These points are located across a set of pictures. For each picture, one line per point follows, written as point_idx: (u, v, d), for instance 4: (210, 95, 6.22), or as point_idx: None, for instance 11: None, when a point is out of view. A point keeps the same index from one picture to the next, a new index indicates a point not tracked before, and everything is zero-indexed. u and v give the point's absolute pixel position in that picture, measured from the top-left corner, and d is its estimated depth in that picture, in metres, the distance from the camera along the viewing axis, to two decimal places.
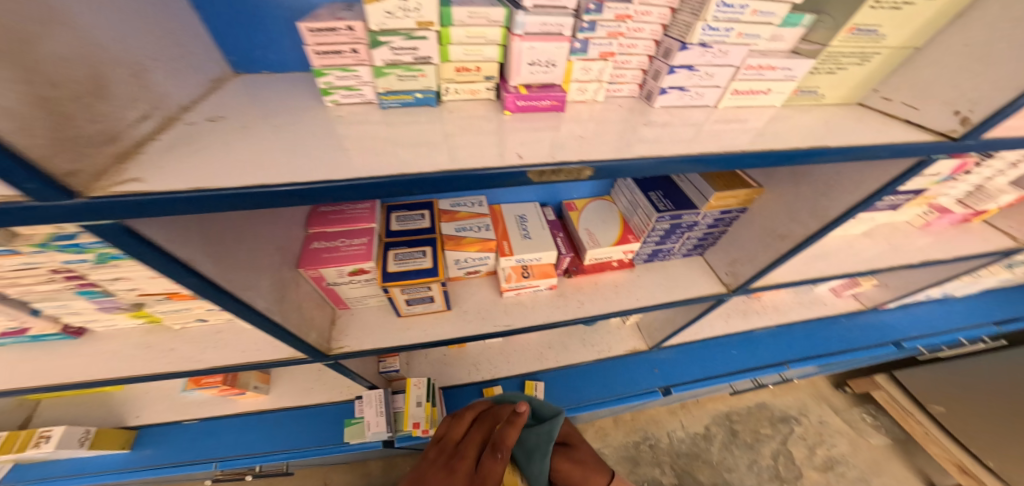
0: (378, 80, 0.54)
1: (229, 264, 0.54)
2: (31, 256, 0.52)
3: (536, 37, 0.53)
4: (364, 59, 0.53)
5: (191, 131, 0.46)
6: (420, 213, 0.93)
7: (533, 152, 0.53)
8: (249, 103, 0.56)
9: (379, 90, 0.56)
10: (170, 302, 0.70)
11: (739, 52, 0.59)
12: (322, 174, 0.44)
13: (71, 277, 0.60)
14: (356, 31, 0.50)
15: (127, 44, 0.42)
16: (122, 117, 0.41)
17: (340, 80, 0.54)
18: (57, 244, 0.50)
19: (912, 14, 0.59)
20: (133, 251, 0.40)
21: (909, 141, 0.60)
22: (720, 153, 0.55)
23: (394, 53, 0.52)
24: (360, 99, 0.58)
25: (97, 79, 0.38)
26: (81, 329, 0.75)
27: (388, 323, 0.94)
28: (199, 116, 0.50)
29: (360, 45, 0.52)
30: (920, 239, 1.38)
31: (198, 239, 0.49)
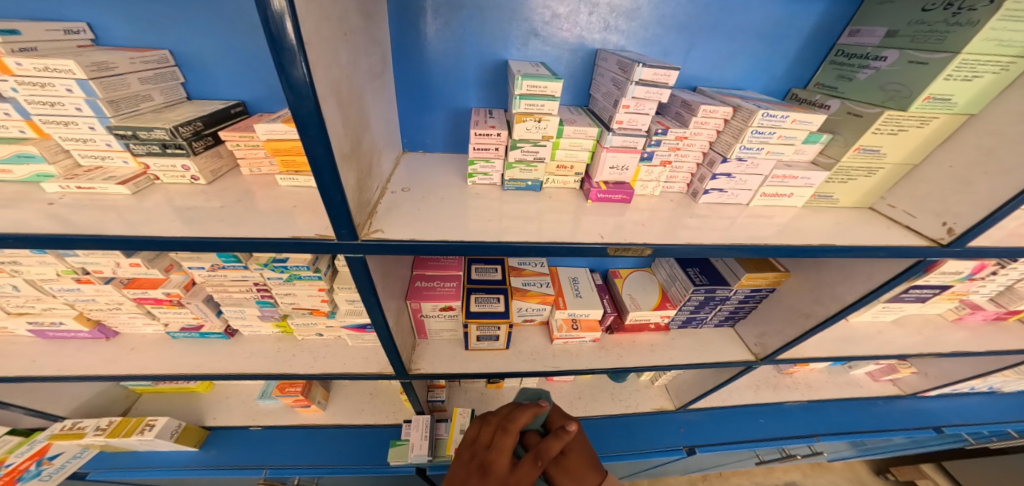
0: (507, 170, 0.79)
1: (385, 289, 0.77)
2: (253, 270, 0.81)
3: (618, 149, 0.75)
4: (500, 154, 0.77)
5: (395, 198, 0.74)
6: (494, 267, 1.13)
7: (610, 234, 0.72)
8: (419, 177, 0.83)
9: (506, 178, 0.80)
10: (309, 316, 0.95)
11: (767, 165, 0.78)
12: (472, 237, 0.67)
13: (260, 289, 0.88)
14: (502, 137, 0.75)
15: (381, 144, 0.76)
16: (373, 193, 0.70)
17: (482, 168, 0.80)
18: (273, 264, 0.80)
19: (907, 140, 0.75)
20: (353, 268, 0.65)
21: (905, 245, 0.75)
22: (752, 244, 0.73)
23: (523, 153, 0.76)
24: (489, 181, 0.82)
25: (372, 166, 0.70)
26: (234, 330, 1.01)
27: (456, 354, 1.10)
28: (396, 187, 0.78)
29: (501, 146, 0.76)
30: (957, 333, 1.45)
31: (378, 272, 0.74)
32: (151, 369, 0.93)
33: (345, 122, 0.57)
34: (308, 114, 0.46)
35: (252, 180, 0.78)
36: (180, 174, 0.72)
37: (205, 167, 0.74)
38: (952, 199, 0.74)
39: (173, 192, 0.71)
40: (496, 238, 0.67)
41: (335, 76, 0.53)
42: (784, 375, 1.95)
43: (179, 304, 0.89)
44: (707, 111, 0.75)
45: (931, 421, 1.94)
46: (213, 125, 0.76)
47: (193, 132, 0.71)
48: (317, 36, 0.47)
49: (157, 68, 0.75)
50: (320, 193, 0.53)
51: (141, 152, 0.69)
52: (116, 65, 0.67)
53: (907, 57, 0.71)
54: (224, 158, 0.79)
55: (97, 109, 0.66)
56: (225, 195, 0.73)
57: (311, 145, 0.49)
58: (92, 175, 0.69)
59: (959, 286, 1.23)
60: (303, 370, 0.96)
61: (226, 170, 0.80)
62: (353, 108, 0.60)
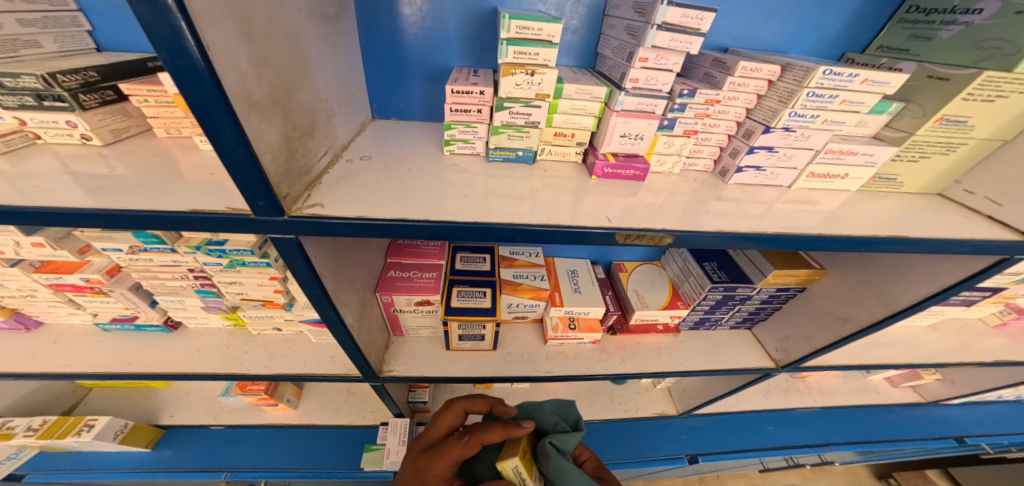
0: (492, 136, 0.63)
1: (337, 278, 0.63)
2: (183, 254, 0.66)
3: (631, 113, 0.60)
4: (484, 118, 0.62)
5: (349, 168, 0.59)
6: (483, 256, 0.98)
7: (619, 217, 0.57)
8: (386, 146, 0.68)
9: (490, 146, 0.64)
10: (262, 308, 0.81)
11: (821, 137, 0.62)
12: (445, 215, 0.52)
13: (198, 276, 0.73)
14: (485, 96, 0.60)
15: (333, 100, 0.60)
16: (316, 159, 0.55)
17: (461, 134, 0.64)
18: (207, 247, 0.65)
19: (1003, 109, 0.59)
20: (283, 256, 0.51)
21: (991, 238, 0.60)
22: (796, 234, 0.58)
23: (512, 116, 0.60)
24: (471, 150, 0.67)
25: (315, 127, 0.54)
26: (177, 323, 0.87)
27: (435, 354, 0.97)
28: (353, 155, 0.63)
29: (485, 107, 0.61)
30: (999, 340, 1.30)
31: (327, 258, 0.59)
32: (71, 367, 0.79)
33: (257, 57, 0.41)
34: (171, 33, 0.31)
35: (172, 143, 0.63)
36: (66, 132, 0.58)
37: (101, 125, 0.58)
38: None
39: (64, 154, 0.57)
40: (474, 217, 0.53)
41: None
42: (795, 380, 1.82)
43: (104, 293, 0.75)
44: (747, 69, 0.59)
45: (954, 431, 1.81)
46: (115, 77, 0.61)
47: (83, 83, 0.57)
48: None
49: (47, 11, 0.60)
50: (218, 152, 0.39)
51: (11, 104, 0.54)
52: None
53: (1014, 6, 0.54)
54: (132, 116, 0.64)
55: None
56: (136, 159, 0.58)
57: (188, 83, 0.34)
58: None
59: (1013, 288, 1.08)
60: (254, 370, 0.83)
61: (136, 132, 0.65)
62: (275, 41, 0.44)
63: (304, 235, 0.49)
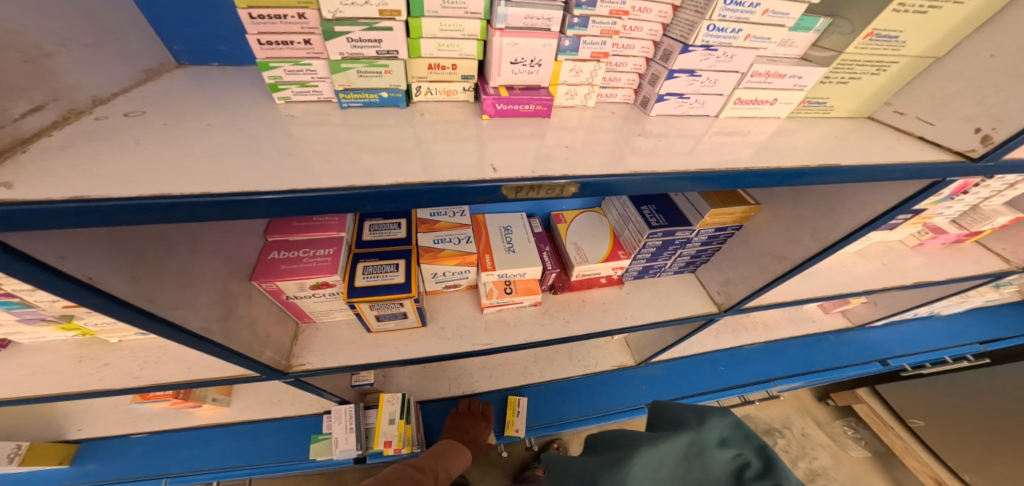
0: (334, 76, 0.48)
1: (149, 278, 0.46)
2: None
3: (518, 31, 0.47)
4: (317, 51, 0.47)
5: (95, 130, 0.39)
6: (397, 222, 0.86)
7: (510, 164, 0.47)
8: (181, 99, 0.49)
9: (336, 88, 0.50)
10: (102, 315, 0.62)
11: (745, 57, 0.54)
12: (268, 178, 0.38)
13: None
14: (308, 20, 0.44)
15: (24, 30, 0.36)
16: (2, 116, 0.34)
17: (290, 76, 0.48)
18: None
19: (936, 21, 0.53)
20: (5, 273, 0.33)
21: (929, 162, 0.55)
22: (723, 170, 0.51)
23: (353, 46, 0.46)
24: (315, 96, 0.52)
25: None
26: (5, 342, 0.69)
27: (356, 339, 0.87)
28: (114, 111, 0.43)
29: (314, 36, 0.45)
30: (912, 259, 1.38)
31: (111, 259, 0.42)
32: None
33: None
34: None
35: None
36: None
37: None
38: (994, 95, 0.54)
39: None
40: (311, 179, 0.40)
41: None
42: (743, 318, 1.83)
43: None
44: None
45: (879, 353, 1.97)
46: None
47: None
48: None
49: None
50: None
51: None
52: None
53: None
54: None
55: None
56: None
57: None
58: None
59: (931, 207, 1.11)
60: (119, 384, 0.68)
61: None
62: None
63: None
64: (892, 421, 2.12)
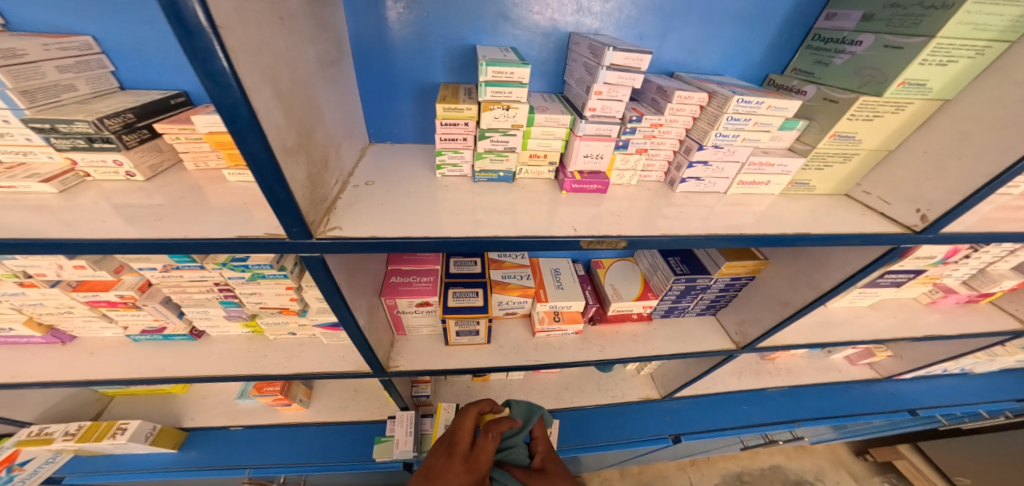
0: (477, 161, 0.75)
1: (350, 287, 0.74)
2: (210, 271, 0.76)
3: (592, 138, 0.73)
4: (469, 145, 0.74)
5: (358, 193, 0.71)
6: (474, 260, 1.11)
7: (581, 226, 0.70)
8: (387, 171, 0.80)
9: (476, 169, 0.77)
10: (279, 315, 0.90)
11: (743, 153, 0.77)
12: (441, 232, 0.64)
13: (222, 290, 0.83)
14: (469, 127, 0.71)
15: (338, 137, 0.71)
16: (330, 187, 0.67)
17: (451, 159, 0.76)
18: (232, 263, 0.75)
19: (883, 125, 0.75)
20: (309, 269, 0.63)
21: (881, 233, 0.75)
22: (727, 234, 0.73)
23: (493, 143, 0.72)
24: (460, 173, 0.79)
25: (328, 160, 0.66)
26: (201, 332, 0.99)
27: (436, 350, 1.09)
28: (359, 181, 0.75)
29: (470, 136, 0.73)
30: (930, 316, 1.48)
31: (342, 272, 0.71)
32: (114, 373, 0.91)
33: (288, 113, 0.52)
34: (234, 105, 0.42)
35: (198, 175, 0.75)
36: (112, 170, 0.69)
37: (141, 162, 0.70)
38: (926, 185, 0.75)
39: (108, 189, 0.68)
40: (463, 232, 0.65)
41: (271, 64, 0.48)
42: (766, 361, 1.97)
43: (136, 307, 0.85)
44: (681, 97, 0.73)
45: (908, 403, 1.99)
46: (147, 117, 0.72)
47: (123, 124, 0.67)
48: (243, 17, 0.42)
49: (79, 56, 0.70)
50: (263, 191, 0.50)
51: (65, 147, 0.65)
52: (26, 52, 0.61)
53: (883, 41, 0.69)
54: (164, 151, 0.75)
55: (8, 100, 0.60)
56: (168, 191, 0.69)
57: (244, 141, 0.45)
58: (12, 172, 0.64)
59: (933, 270, 1.26)
60: (276, 370, 0.94)
61: (168, 164, 0.77)
62: (296, 94, 0.55)
63: (327, 251, 0.60)
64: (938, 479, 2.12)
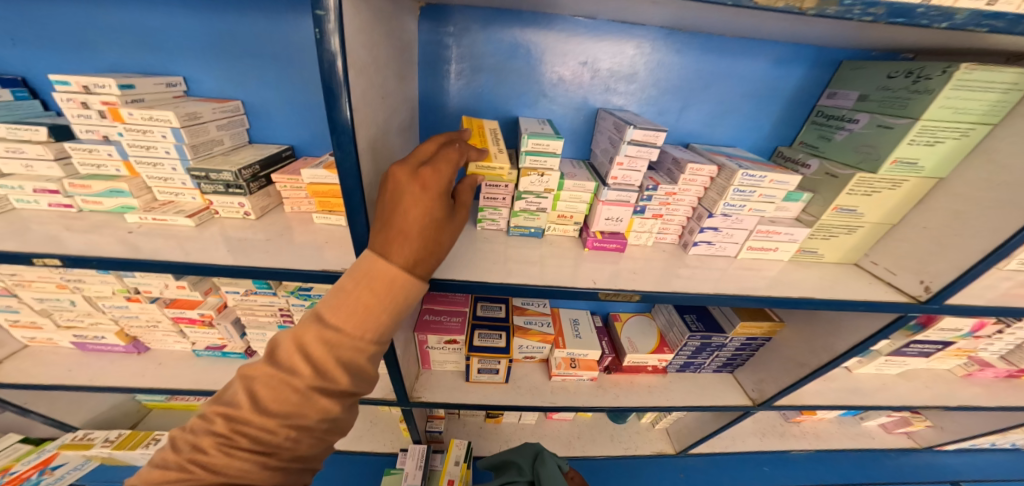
0: (512, 218, 0.86)
1: None
2: (280, 296, 0.90)
3: (613, 203, 0.83)
4: (506, 204, 0.84)
5: None
6: (499, 305, 1.17)
7: (603, 280, 0.78)
8: None
9: (511, 224, 0.87)
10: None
11: (750, 221, 0.84)
12: (480, 279, 0.73)
13: (284, 314, 0.97)
14: (509, 190, 0.81)
15: None
16: None
17: (490, 215, 0.87)
18: (298, 292, 0.89)
19: (882, 200, 0.82)
20: None
21: (886, 300, 0.80)
22: (736, 293, 0.79)
23: (527, 203, 0.83)
24: (495, 226, 0.89)
25: None
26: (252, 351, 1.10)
27: (458, 385, 1.15)
28: None
29: (507, 197, 0.83)
30: (967, 389, 1.42)
31: None
32: (174, 383, 1.03)
33: (378, 172, 0.66)
34: (349, 165, 0.56)
35: (293, 216, 0.92)
36: (235, 209, 0.88)
37: (257, 204, 0.89)
38: (928, 260, 0.80)
39: (228, 225, 0.86)
40: (498, 277, 0.75)
41: (373, 136, 0.62)
42: (791, 423, 1.89)
43: (210, 325, 1.00)
44: (693, 169, 0.82)
45: (950, 475, 1.86)
46: (267, 167, 0.91)
47: (252, 175, 0.86)
48: (365, 103, 0.57)
49: (231, 116, 0.92)
50: (351, 230, 0.63)
51: (209, 190, 0.85)
52: (202, 115, 0.83)
53: (876, 121, 0.78)
54: (272, 196, 0.95)
55: (182, 152, 0.81)
56: (270, 228, 0.85)
57: (347, 190, 0.58)
58: (165, 209, 0.84)
59: (962, 342, 1.24)
60: None
61: (272, 206, 0.95)
62: (385, 156, 0.69)
63: None
64: None
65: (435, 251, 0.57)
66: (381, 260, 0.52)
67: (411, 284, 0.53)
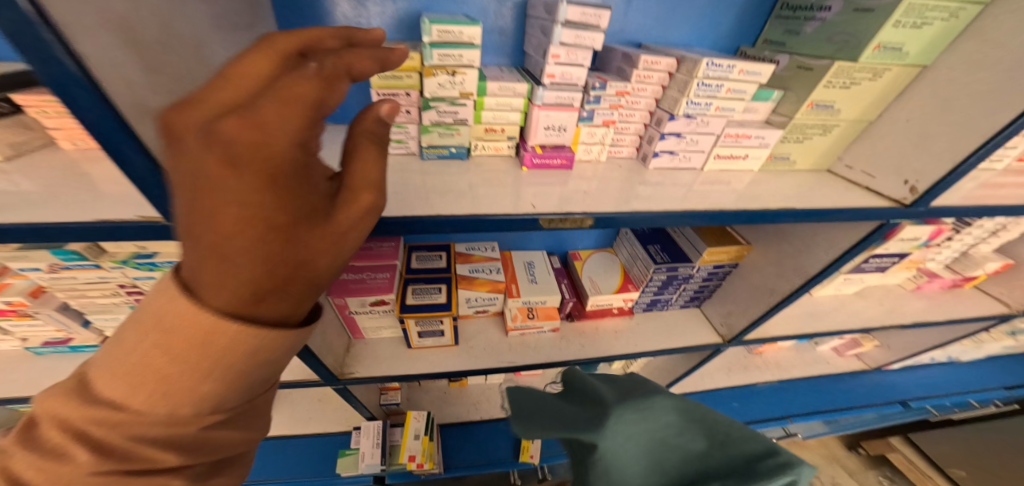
0: (422, 136, 0.67)
1: None
2: (110, 270, 0.65)
3: (552, 107, 0.66)
4: (414, 119, 0.66)
5: None
6: (438, 254, 1.02)
7: (543, 203, 0.62)
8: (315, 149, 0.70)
9: (423, 144, 0.68)
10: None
11: (718, 123, 0.71)
12: (375, 212, 0.55)
13: (132, 291, 0.73)
14: (412, 97, 0.62)
15: None
16: None
17: (393, 135, 0.67)
18: (135, 260, 0.64)
19: (862, 93, 0.70)
20: None
21: (867, 206, 0.70)
22: (702, 210, 0.65)
23: (439, 115, 0.64)
24: (405, 150, 0.70)
25: None
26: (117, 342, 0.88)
27: (398, 353, 1.00)
28: None
29: (413, 108, 0.64)
30: (914, 302, 1.44)
31: None
32: (17, 391, 0.81)
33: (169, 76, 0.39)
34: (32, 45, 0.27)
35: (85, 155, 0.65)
36: None
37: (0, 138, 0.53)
38: (911, 156, 0.70)
39: None
40: (400, 211, 0.57)
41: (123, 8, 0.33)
42: (754, 355, 1.89)
43: (31, 315, 0.77)
44: (647, 62, 0.66)
45: (894, 395, 1.92)
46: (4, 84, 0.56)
47: None
48: None
49: None
50: (126, 176, 0.38)
51: None
52: None
53: (851, 5, 0.64)
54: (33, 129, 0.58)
55: None
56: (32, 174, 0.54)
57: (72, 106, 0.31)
58: None
59: (917, 253, 1.22)
60: None
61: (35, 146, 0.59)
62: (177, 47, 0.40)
63: None
64: (933, 473, 1.98)
65: (345, 237, 0.33)
66: (227, 219, 0.27)
67: (304, 274, 0.32)
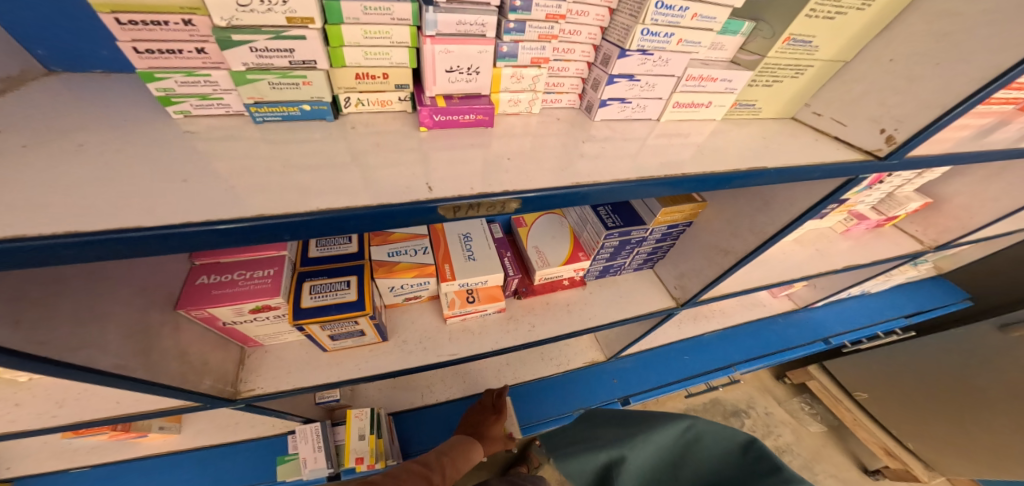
0: (240, 87, 0.44)
1: (31, 322, 0.42)
2: None
3: (450, 38, 0.46)
4: (215, 61, 0.42)
5: None
6: (347, 236, 0.84)
7: (448, 178, 0.44)
8: (50, 115, 0.44)
9: (246, 100, 0.45)
10: None
11: (680, 61, 0.55)
12: (167, 210, 0.35)
13: None
14: (196, 27, 0.39)
15: None
16: None
17: (184, 87, 0.43)
18: None
19: (847, 25, 0.57)
20: None
21: (841, 161, 0.60)
22: (661, 176, 0.51)
23: (258, 55, 0.42)
24: (222, 109, 0.48)
25: None
26: None
27: (311, 359, 0.84)
28: None
29: (208, 44, 0.41)
30: (842, 244, 1.49)
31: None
32: None
33: None
34: None
35: None
36: None
37: None
38: (891, 100, 0.60)
39: None
40: (214, 207, 0.36)
41: None
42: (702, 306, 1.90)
43: None
44: None
45: (822, 333, 2.06)
46: None
47: None
48: None
49: None
50: None
51: None
52: None
53: None
54: None
55: None
56: None
57: None
58: None
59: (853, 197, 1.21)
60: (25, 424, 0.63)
61: None
62: None
63: None
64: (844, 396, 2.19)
65: None
66: None
67: None
